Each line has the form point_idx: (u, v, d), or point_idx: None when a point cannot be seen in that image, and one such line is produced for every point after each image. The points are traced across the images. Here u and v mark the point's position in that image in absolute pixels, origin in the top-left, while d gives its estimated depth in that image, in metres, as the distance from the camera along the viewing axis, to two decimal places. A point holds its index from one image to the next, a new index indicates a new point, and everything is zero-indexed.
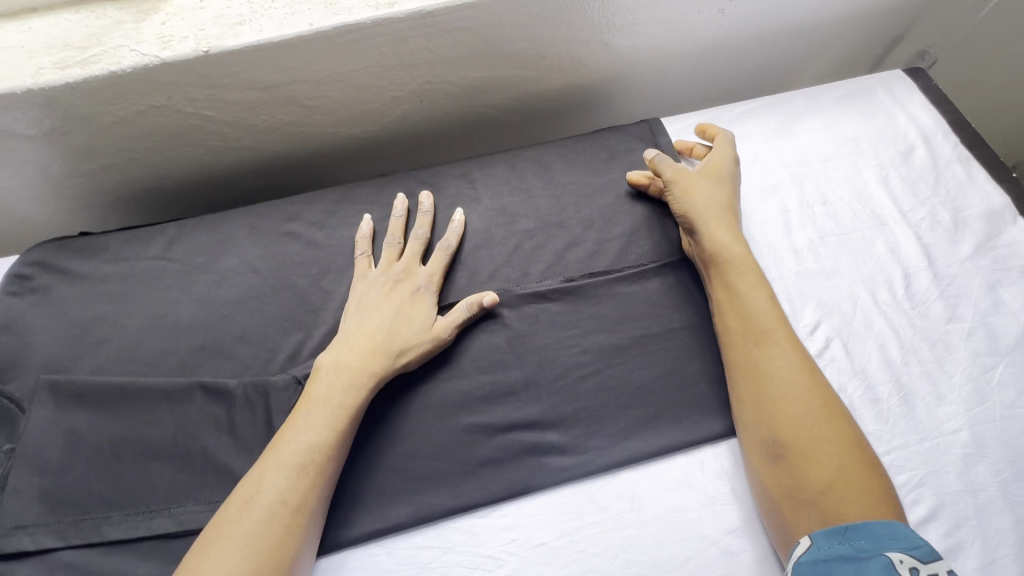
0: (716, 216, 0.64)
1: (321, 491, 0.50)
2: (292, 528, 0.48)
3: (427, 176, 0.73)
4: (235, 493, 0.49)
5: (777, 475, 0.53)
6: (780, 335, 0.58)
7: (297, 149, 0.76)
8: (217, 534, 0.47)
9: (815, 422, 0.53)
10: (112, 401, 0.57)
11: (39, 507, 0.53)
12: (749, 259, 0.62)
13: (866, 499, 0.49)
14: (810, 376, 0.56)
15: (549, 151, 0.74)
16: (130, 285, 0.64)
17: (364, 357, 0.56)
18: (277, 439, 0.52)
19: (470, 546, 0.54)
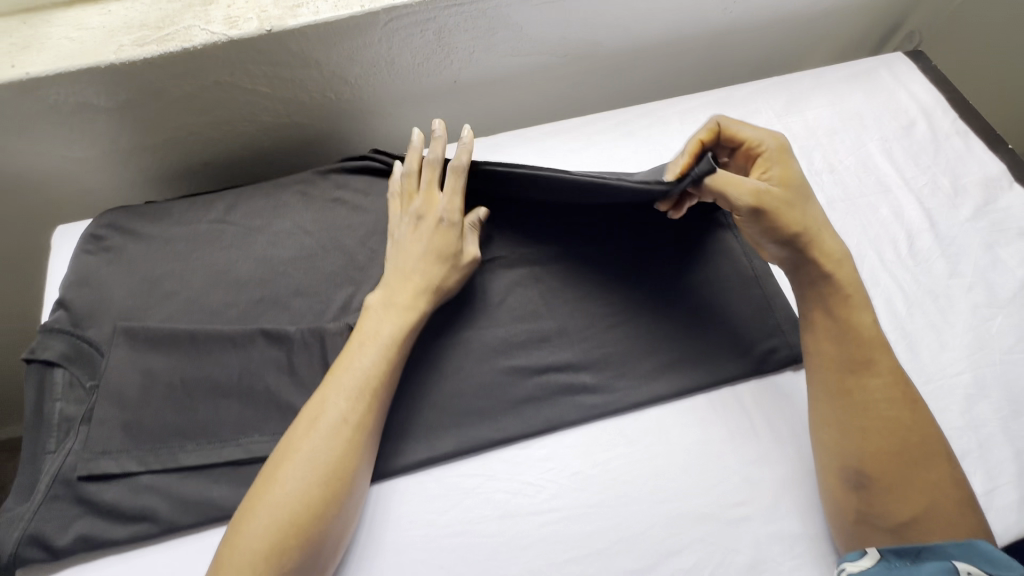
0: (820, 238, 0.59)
1: (377, 412, 0.55)
2: (355, 443, 0.53)
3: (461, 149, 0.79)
4: (301, 415, 0.54)
5: (854, 500, 0.54)
6: (880, 367, 0.57)
7: (340, 126, 0.82)
8: (288, 450, 0.52)
9: (908, 456, 0.54)
10: (182, 345, 0.63)
11: (121, 437, 0.58)
12: (858, 286, 0.59)
13: (948, 526, 0.52)
14: (909, 410, 0.56)
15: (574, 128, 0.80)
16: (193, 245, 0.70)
17: (407, 296, 0.61)
18: (335, 367, 0.57)
19: (512, 474, 0.59)
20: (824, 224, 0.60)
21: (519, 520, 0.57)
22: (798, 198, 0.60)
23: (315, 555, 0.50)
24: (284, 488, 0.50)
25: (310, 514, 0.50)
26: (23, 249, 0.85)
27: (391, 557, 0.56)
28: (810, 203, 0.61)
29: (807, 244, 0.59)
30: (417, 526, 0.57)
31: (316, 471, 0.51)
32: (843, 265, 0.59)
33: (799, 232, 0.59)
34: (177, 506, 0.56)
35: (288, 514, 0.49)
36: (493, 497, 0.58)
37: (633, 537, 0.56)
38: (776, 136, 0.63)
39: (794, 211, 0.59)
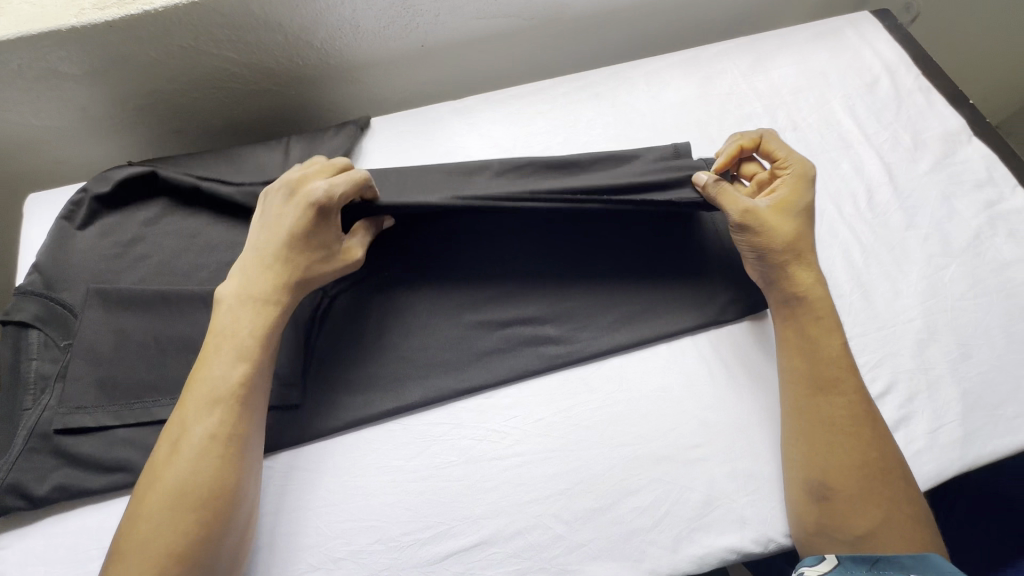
0: (805, 262, 0.61)
1: (244, 417, 0.53)
2: (225, 454, 0.51)
3: (430, 113, 0.80)
4: (165, 435, 0.52)
5: (817, 514, 0.55)
6: (848, 386, 0.58)
7: (307, 89, 0.83)
8: (153, 477, 0.50)
9: (866, 474, 0.55)
10: (154, 304, 0.64)
11: (95, 392, 0.60)
12: (828, 310, 0.60)
13: (902, 538, 0.53)
14: (871, 427, 0.56)
15: (541, 93, 0.81)
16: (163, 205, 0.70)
17: (268, 291, 0.57)
18: (195, 377, 0.54)
19: (478, 421, 0.61)
20: (811, 251, 0.62)
21: (483, 465, 0.59)
22: (799, 219, 0.62)
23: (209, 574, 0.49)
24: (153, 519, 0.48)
25: (187, 539, 0.48)
26: None
27: (360, 500, 0.58)
28: (806, 229, 0.63)
29: (788, 263, 0.61)
30: (385, 472, 0.59)
31: (181, 495, 0.49)
32: (817, 290, 0.61)
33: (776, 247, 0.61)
34: (152, 456, 0.58)
35: (158, 546, 0.47)
36: (459, 443, 0.60)
37: (593, 478, 0.59)
38: (805, 162, 0.64)
39: (778, 228, 0.61)
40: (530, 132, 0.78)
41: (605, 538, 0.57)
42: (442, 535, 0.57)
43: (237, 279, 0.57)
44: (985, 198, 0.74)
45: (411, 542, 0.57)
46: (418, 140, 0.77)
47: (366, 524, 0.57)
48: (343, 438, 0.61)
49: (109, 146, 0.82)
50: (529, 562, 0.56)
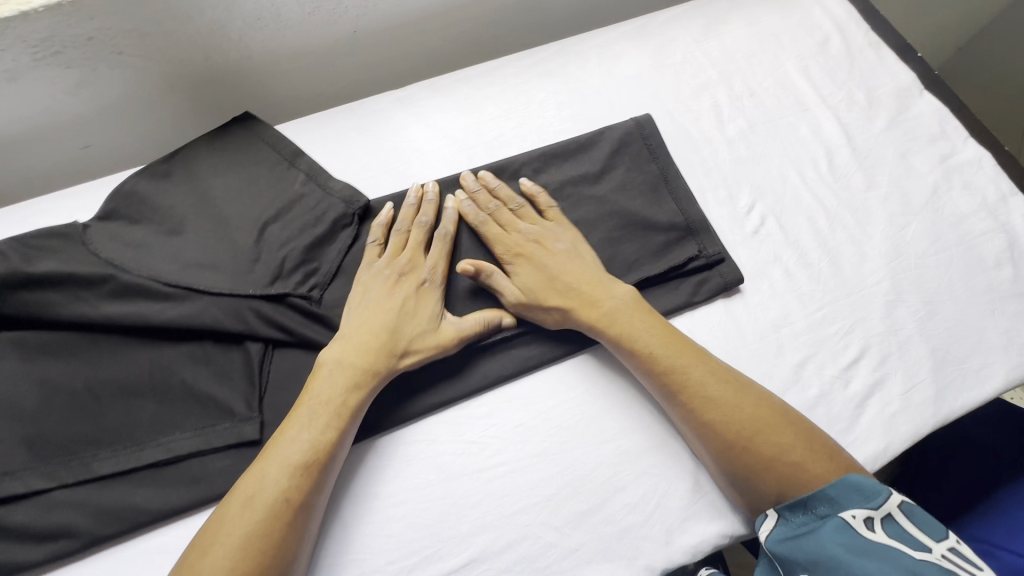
0: (598, 304, 0.59)
1: (319, 488, 0.51)
2: (291, 527, 0.49)
3: (370, 105, 0.73)
4: (237, 489, 0.50)
5: (735, 487, 0.54)
6: (698, 371, 0.56)
7: (229, 85, 0.75)
8: (215, 532, 0.48)
9: (751, 438, 0.53)
10: (82, 348, 0.58)
11: (24, 454, 0.54)
12: (636, 322, 0.58)
13: (809, 481, 0.51)
14: (722, 406, 0.54)
15: (488, 75, 0.76)
16: (32, 262, 0.58)
17: (366, 355, 0.56)
18: (279, 436, 0.52)
19: (454, 436, 0.58)
20: (577, 283, 0.60)
21: (465, 481, 0.56)
22: (552, 284, 0.60)
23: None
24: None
25: None
26: None
27: (339, 534, 0.54)
28: (570, 280, 0.61)
29: (581, 307, 0.59)
30: (362, 500, 0.56)
31: (245, 561, 0.46)
32: (631, 321, 0.58)
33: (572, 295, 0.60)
34: (97, 517, 0.52)
35: None
36: (437, 461, 0.57)
37: (581, 480, 0.57)
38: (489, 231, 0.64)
39: (563, 277, 0.61)
40: (480, 120, 0.73)
41: (597, 540, 0.55)
42: (429, 559, 0.54)
43: (338, 343, 0.57)
44: (939, 152, 0.74)
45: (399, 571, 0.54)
46: (361, 136, 0.71)
47: (349, 558, 0.54)
48: None
49: (9, 171, 0.73)
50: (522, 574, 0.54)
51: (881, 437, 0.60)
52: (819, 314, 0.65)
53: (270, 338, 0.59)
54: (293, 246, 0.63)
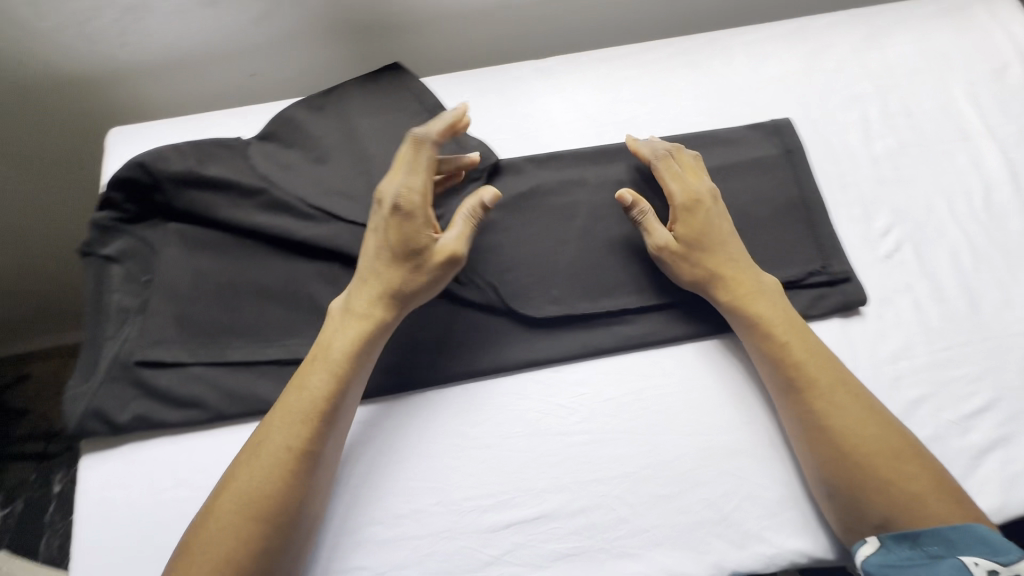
0: (734, 282, 0.60)
1: (327, 439, 0.53)
2: (299, 475, 0.51)
3: (512, 71, 0.76)
4: (251, 441, 0.54)
5: (835, 505, 0.53)
6: (823, 374, 0.56)
7: (384, 35, 0.80)
8: (232, 477, 0.52)
9: (876, 448, 0.53)
10: (231, 248, 0.65)
11: (173, 329, 0.61)
12: (774, 311, 0.58)
13: (924, 515, 0.50)
14: (849, 417, 0.54)
15: (630, 56, 0.76)
16: (203, 164, 0.66)
17: (370, 306, 0.58)
18: (288, 390, 0.55)
19: (545, 395, 0.60)
20: (732, 256, 0.61)
21: (547, 439, 0.58)
22: (699, 244, 0.61)
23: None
24: (234, 536, 0.49)
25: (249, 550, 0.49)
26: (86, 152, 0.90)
27: (423, 462, 0.57)
28: (707, 245, 0.61)
29: (716, 274, 0.60)
30: (448, 435, 0.58)
31: (253, 507, 0.50)
32: (768, 306, 0.59)
33: (716, 264, 0.60)
34: (225, 396, 0.59)
35: (223, 551, 0.49)
36: (524, 415, 0.59)
37: (663, 464, 0.57)
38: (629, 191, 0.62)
39: (721, 247, 0.61)
40: (615, 99, 0.74)
41: (670, 526, 0.55)
42: (503, 505, 0.56)
43: (348, 312, 0.58)
44: None
45: (472, 509, 0.56)
46: (499, 99, 0.74)
47: (428, 485, 0.56)
48: (408, 398, 0.60)
49: (189, 87, 0.83)
50: (589, 540, 0.55)
51: (997, 495, 0.55)
52: (946, 354, 0.60)
53: None
54: None
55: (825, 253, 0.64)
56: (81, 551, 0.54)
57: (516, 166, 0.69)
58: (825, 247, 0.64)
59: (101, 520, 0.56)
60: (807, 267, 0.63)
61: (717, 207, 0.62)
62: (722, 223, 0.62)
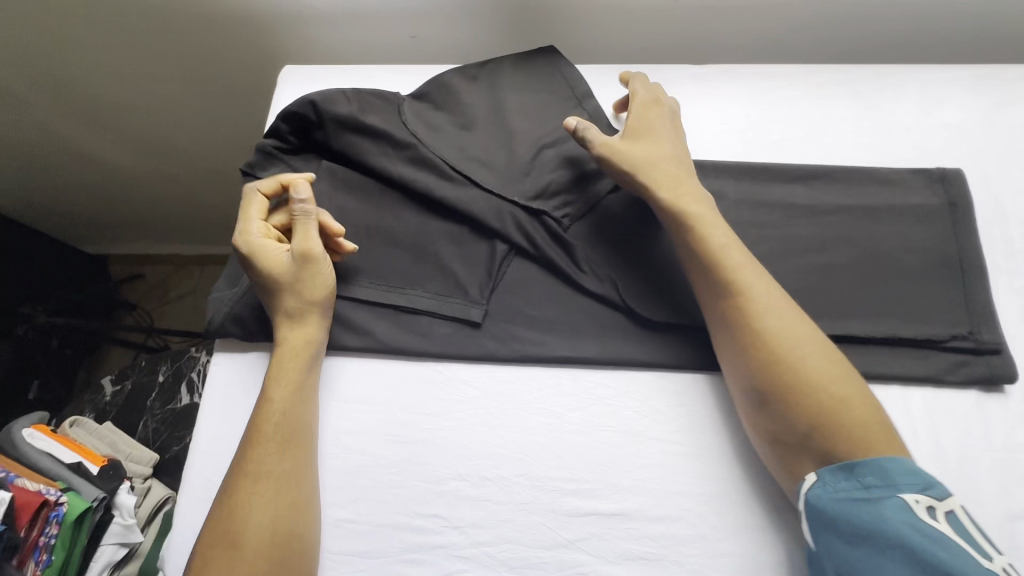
0: (681, 203, 0.61)
1: (298, 453, 0.56)
2: (287, 491, 0.54)
3: (667, 71, 0.75)
4: (229, 485, 0.55)
5: (760, 417, 0.54)
6: (758, 287, 0.56)
7: (545, 17, 0.82)
8: (228, 518, 0.53)
9: (803, 367, 0.53)
10: (374, 195, 0.69)
11: None
12: (717, 224, 0.60)
13: (854, 441, 0.50)
14: (786, 340, 0.54)
15: (793, 75, 0.74)
16: (363, 113, 0.70)
17: (299, 317, 0.61)
18: (253, 423, 0.57)
19: (645, 398, 0.61)
20: (677, 168, 0.63)
21: (641, 443, 0.59)
22: (649, 155, 0.64)
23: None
24: (243, 535, 0.52)
25: None
26: (253, 84, 0.99)
27: (516, 434, 0.59)
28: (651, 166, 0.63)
29: (665, 182, 0.62)
30: (544, 414, 0.60)
31: (262, 535, 0.52)
32: (710, 218, 0.60)
33: (670, 175, 0.63)
34: (347, 329, 0.63)
35: None
36: (620, 412, 0.60)
37: (751, 493, 0.57)
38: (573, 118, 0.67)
39: (666, 159, 0.63)
40: (770, 117, 0.71)
41: (748, 556, 0.54)
42: (584, 492, 0.57)
43: (288, 316, 0.61)
44: None
45: (553, 490, 0.57)
46: None
47: (517, 457, 0.58)
48: (512, 369, 0.62)
49: (355, 39, 0.88)
50: (663, 550, 0.55)
51: None
52: None
53: (517, 244, 0.65)
54: (562, 174, 0.68)
55: (978, 320, 0.59)
56: (205, 437, 0.62)
57: None
58: (979, 314, 0.59)
59: (224, 414, 0.63)
60: (954, 331, 0.59)
61: (676, 131, 0.67)
62: (669, 139, 0.65)
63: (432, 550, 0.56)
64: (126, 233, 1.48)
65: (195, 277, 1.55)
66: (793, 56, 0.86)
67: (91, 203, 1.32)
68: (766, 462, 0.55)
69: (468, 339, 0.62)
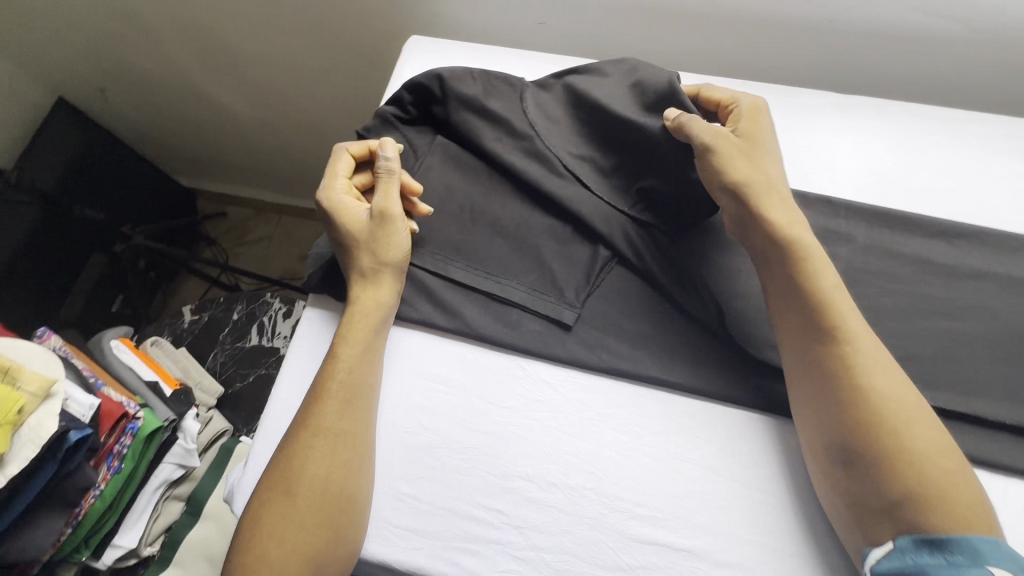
0: (784, 226, 0.56)
1: (361, 416, 0.57)
2: (346, 451, 0.55)
3: (804, 97, 0.71)
4: (292, 436, 0.55)
5: (838, 471, 0.50)
6: (857, 333, 0.51)
7: (680, 23, 0.79)
8: (289, 467, 0.54)
9: (897, 425, 0.48)
10: (482, 179, 0.69)
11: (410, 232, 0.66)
12: (820, 257, 0.55)
13: (948, 515, 0.44)
14: (880, 395, 0.49)
15: (945, 120, 0.68)
16: (487, 97, 0.69)
17: (372, 275, 0.61)
18: (320, 378, 0.58)
19: (730, 436, 0.58)
20: (781, 188, 0.58)
21: (721, 482, 0.56)
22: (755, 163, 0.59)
23: (340, 537, 0.52)
24: (302, 487, 0.53)
25: (318, 538, 0.51)
26: (370, 53, 1.01)
27: (591, 445, 0.58)
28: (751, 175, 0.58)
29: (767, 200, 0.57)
30: (622, 431, 0.58)
31: (318, 493, 0.52)
32: (812, 250, 0.55)
33: (774, 190, 0.58)
34: (437, 307, 0.64)
35: (297, 542, 0.51)
36: (702, 445, 0.57)
37: (836, 562, 0.52)
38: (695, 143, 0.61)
39: (767, 170, 0.59)
40: (913, 162, 0.66)
41: None
42: (653, 520, 0.55)
43: (362, 274, 0.61)
44: None
45: (621, 511, 0.55)
46: (781, 122, 0.70)
47: (588, 469, 0.57)
48: (596, 379, 0.61)
49: (479, 20, 0.88)
50: None
51: None
52: None
53: (621, 254, 0.64)
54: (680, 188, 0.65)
55: None
56: (287, 385, 0.64)
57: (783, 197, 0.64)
58: None
59: (309, 367, 0.65)
60: None
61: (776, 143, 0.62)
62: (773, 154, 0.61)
63: (489, 543, 0.55)
64: (219, 175, 1.55)
65: (273, 224, 1.61)
66: (935, 96, 0.81)
67: (196, 139, 1.39)
68: (842, 527, 0.50)
69: (555, 342, 0.62)
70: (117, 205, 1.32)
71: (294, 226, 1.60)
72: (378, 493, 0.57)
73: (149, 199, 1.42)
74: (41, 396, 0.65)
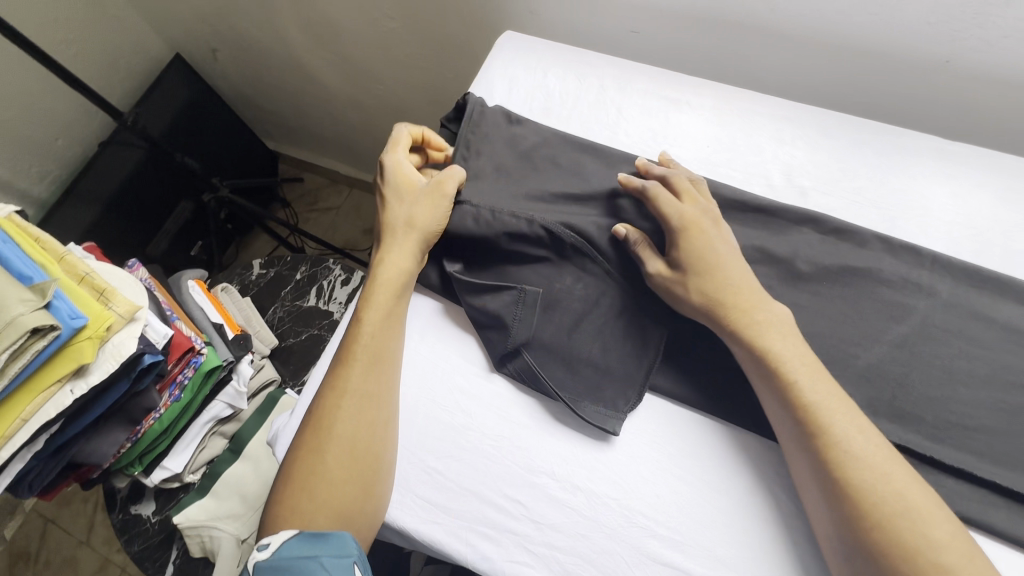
0: (747, 312, 0.54)
1: (386, 378, 0.59)
2: (367, 410, 0.57)
3: (906, 137, 0.68)
4: (322, 398, 0.58)
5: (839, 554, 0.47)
6: (829, 424, 0.48)
7: (782, 47, 0.77)
8: (320, 425, 0.57)
9: (881, 505, 0.45)
10: None
11: None
12: (782, 342, 0.52)
13: None
14: (860, 481, 0.46)
15: None
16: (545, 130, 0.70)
17: (405, 244, 0.64)
18: (348, 345, 0.60)
19: (768, 474, 0.56)
20: (735, 272, 0.56)
21: (750, 520, 0.54)
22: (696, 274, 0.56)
23: (366, 494, 0.55)
24: (331, 445, 0.55)
25: (345, 494, 0.54)
26: (463, 43, 1.04)
27: (622, 458, 0.58)
28: (706, 258, 0.56)
29: (723, 276, 0.55)
30: (656, 449, 0.58)
31: (343, 449, 0.55)
32: (776, 336, 0.53)
33: (727, 264, 0.56)
34: None
35: (325, 496, 0.54)
36: (736, 477, 0.56)
37: None
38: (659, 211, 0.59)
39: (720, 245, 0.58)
40: (1019, 222, 0.61)
41: None
42: (673, 543, 0.54)
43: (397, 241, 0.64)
44: None
45: (641, 528, 0.55)
46: (875, 162, 0.66)
47: (615, 480, 0.57)
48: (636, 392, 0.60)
49: (575, 23, 0.89)
50: None
51: None
52: None
53: None
54: (753, 215, 0.63)
55: None
56: None
57: (864, 239, 0.61)
58: None
59: None
60: None
61: (721, 235, 0.58)
62: (716, 241, 0.58)
63: (506, 533, 0.56)
64: (301, 142, 1.64)
65: (343, 196, 1.69)
66: None
67: (288, 106, 1.47)
68: None
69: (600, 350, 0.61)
70: (209, 157, 1.43)
71: (363, 200, 1.68)
72: (408, 463, 0.59)
73: (237, 157, 1.52)
74: (127, 318, 0.72)
